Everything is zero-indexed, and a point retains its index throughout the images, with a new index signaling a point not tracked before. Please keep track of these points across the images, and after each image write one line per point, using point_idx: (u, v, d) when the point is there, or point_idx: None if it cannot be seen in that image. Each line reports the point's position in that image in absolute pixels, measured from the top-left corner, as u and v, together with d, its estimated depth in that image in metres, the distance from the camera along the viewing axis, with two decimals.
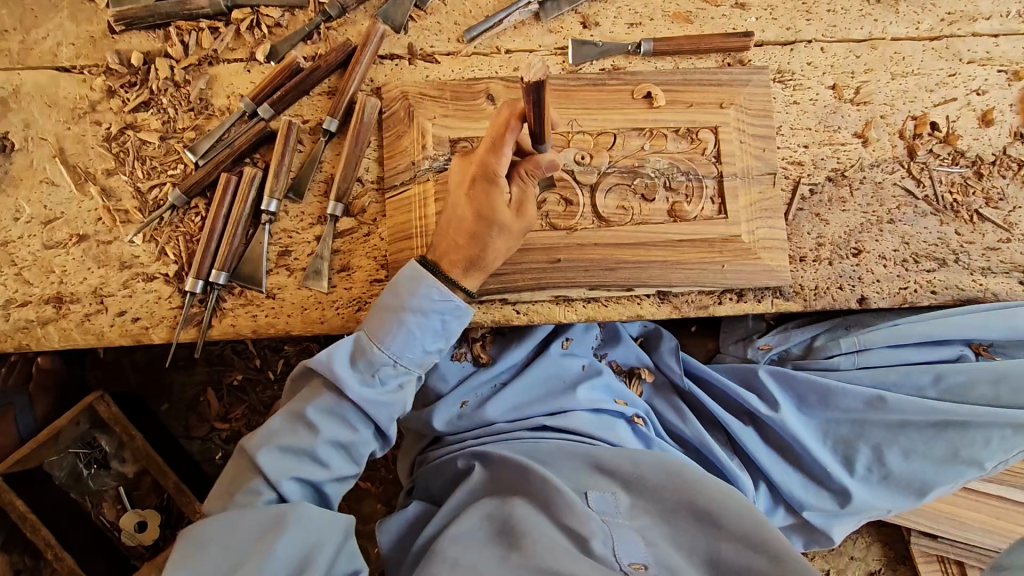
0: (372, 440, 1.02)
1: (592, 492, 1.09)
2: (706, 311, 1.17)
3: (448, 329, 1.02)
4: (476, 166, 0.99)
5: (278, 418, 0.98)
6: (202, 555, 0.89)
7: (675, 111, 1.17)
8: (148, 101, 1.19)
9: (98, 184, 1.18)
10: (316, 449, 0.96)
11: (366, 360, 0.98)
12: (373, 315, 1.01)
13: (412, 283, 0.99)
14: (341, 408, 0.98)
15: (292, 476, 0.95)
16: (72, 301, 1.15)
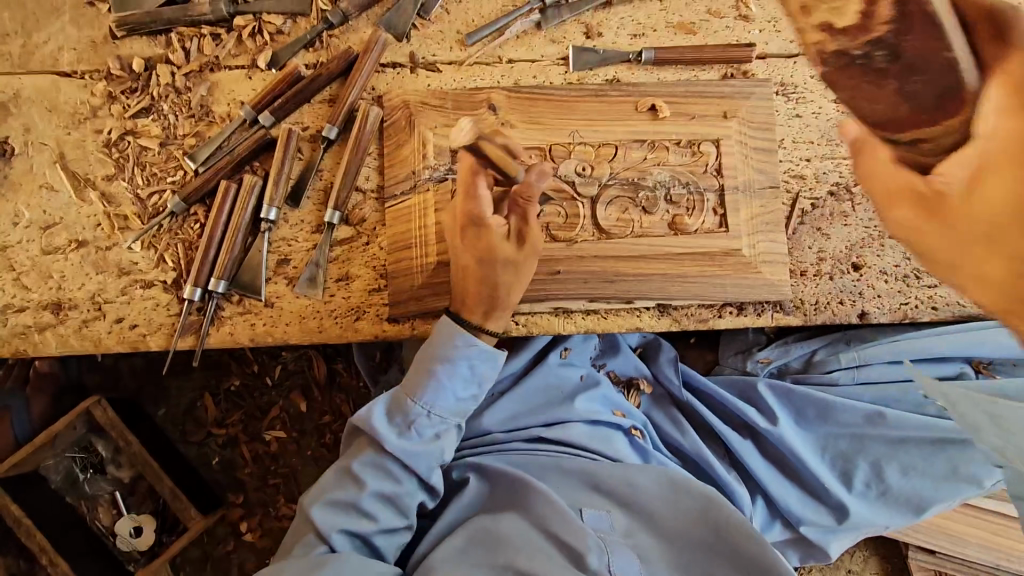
0: (416, 489, 1.03)
1: (587, 509, 1.09)
2: (706, 324, 1.17)
3: (479, 374, 1.04)
4: (461, 217, 1.02)
5: (330, 474, 1.02)
6: None
7: (678, 123, 1.17)
8: (149, 107, 1.19)
9: (98, 190, 1.18)
10: (362, 500, 0.99)
11: (403, 414, 1.02)
12: (407, 372, 1.05)
13: (442, 335, 1.02)
14: (382, 459, 1.01)
15: (342, 530, 0.98)
16: (71, 307, 1.15)
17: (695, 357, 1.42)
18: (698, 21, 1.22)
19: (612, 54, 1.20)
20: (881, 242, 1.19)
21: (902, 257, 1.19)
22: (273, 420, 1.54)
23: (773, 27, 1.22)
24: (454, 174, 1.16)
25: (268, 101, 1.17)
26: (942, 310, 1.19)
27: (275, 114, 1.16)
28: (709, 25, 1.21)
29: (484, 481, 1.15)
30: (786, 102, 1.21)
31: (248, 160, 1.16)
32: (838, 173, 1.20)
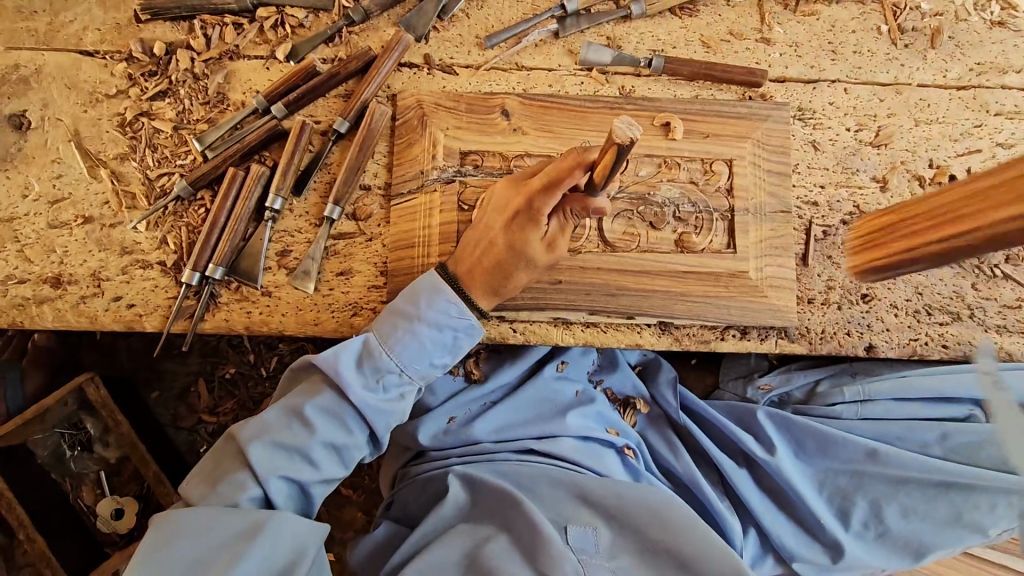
0: (364, 445, 1.00)
1: (572, 527, 1.07)
2: (707, 346, 1.14)
3: (458, 345, 1.02)
4: (522, 199, 0.99)
5: (274, 411, 0.96)
6: (174, 545, 0.88)
7: (692, 141, 1.15)
8: (166, 90, 1.20)
9: (108, 168, 1.19)
10: (309, 448, 0.95)
11: (373, 364, 0.97)
12: (384, 319, 1.00)
13: (430, 295, 0.99)
14: (340, 408, 0.96)
15: (282, 475, 0.93)
16: (71, 283, 1.15)
17: (695, 379, 1.39)
18: (718, 40, 1.22)
19: (626, 57, 1.19)
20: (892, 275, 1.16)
21: (914, 292, 1.16)
22: (263, 412, 1.52)
23: (794, 52, 1.22)
24: (463, 177, 1.15)
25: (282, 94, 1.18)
26: (952, 349, 1.16)
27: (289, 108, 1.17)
28: (729, 46, 1.22)
29: (470, 490, 1.13)
30: (803, 127, 1.20)
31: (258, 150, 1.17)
32: (852, 202, 1.18)
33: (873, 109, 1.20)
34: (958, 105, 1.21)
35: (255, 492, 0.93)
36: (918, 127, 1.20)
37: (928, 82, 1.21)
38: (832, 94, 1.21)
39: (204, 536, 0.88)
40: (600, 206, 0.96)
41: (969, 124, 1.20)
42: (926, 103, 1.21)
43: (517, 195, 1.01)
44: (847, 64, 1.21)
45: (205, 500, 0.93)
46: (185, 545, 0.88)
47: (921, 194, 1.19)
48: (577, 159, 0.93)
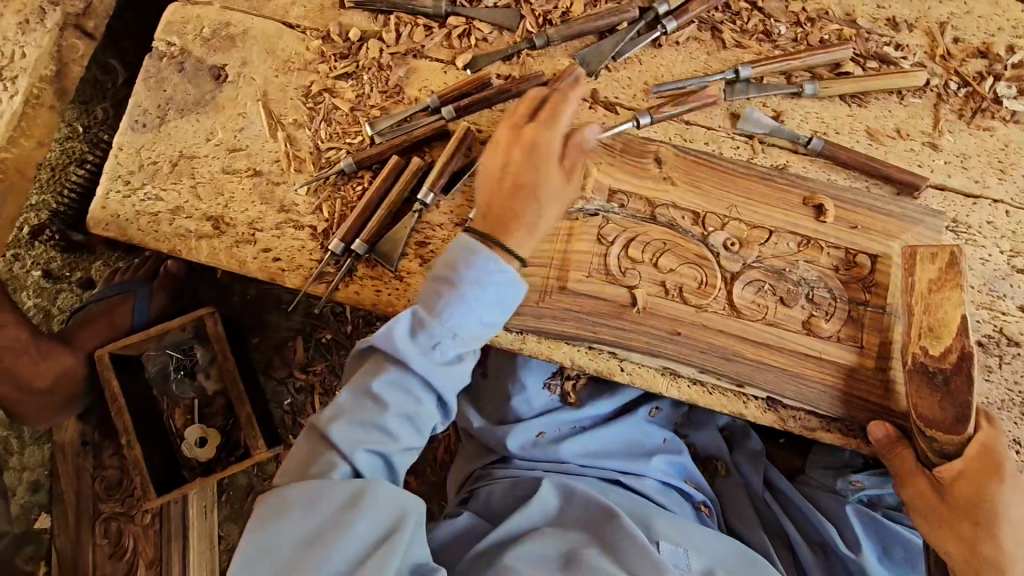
0: (433, 411, 1.04)
1: (665, 543, 1.05)
2: (811, 434, 1.12)
3: (504, 299, 1.05)
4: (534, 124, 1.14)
5: (344, 394, 1.02)
6: (286, 517, 0.95)
7: (839, 229, 1.16)
8: (352, 73, 1.30)
9: (285, 131, 1.29)
10: (384, 422, 0.99)
11: (425, 330, 1.00)
12: (426, 291, 1.04)
13: (466, 257, 1.03)
14: (404, 377, 1.01)
15: (364, 448, 0.99)
16: (229, 226, 1.25)
17: (782, 458, 1.34)
18: (884, 135, 1.22)
19: (785, 131, 1.21)
20: (1020, 410, 1.12)
21: None
22: None
23: (959, 162, 1.21)
24: (607, 212, 1.19)
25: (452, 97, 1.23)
26: None
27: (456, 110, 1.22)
28: (894, 143, 1.22)
29: (560, 497, 1.12)
30: (954, 239, 1.18)
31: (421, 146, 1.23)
32: (993, 325, 1.15)
33: None
34: None
35: (344, 470, 0.99)
36: None
37: None
38: (992, 212, 1.18)
39: (316, 506, 0.95)
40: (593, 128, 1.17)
41: None
42: None
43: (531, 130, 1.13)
44: (1013, 186, 1.20)
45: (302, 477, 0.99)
46: (293, 519, 0.95)
47: None
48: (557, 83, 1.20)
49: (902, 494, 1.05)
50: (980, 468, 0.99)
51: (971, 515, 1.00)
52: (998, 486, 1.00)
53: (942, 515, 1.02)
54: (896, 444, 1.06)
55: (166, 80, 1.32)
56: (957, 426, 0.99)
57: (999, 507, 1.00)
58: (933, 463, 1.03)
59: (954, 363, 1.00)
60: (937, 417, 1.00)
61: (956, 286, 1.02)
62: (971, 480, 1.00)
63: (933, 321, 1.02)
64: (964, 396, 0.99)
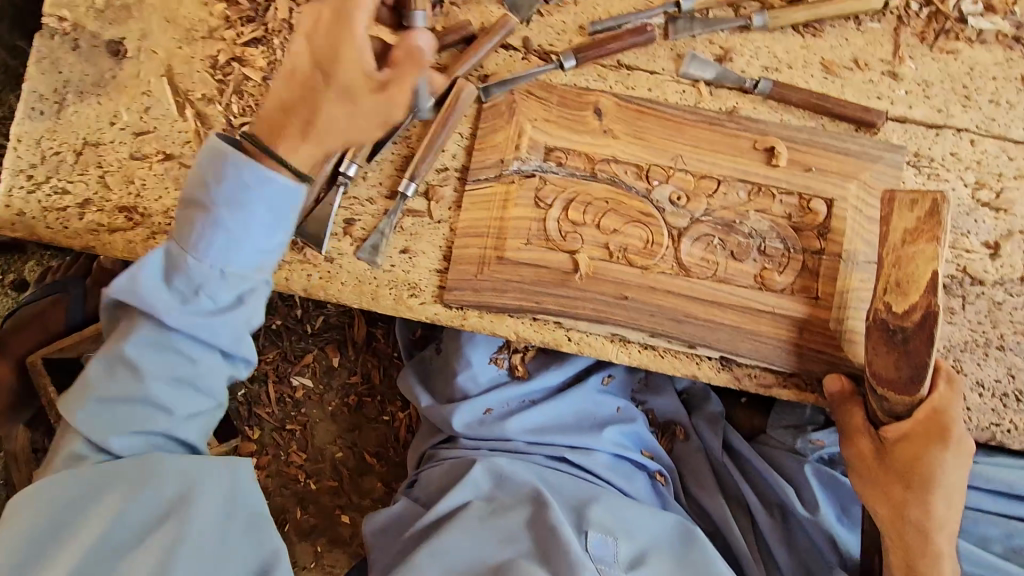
0: (216, 363, 0.94)
1: (593, 533, 1.04)
2: (767, 391, 1.08)
3: (268, 211, 0.92)
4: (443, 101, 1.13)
5: (97, 362, 0.90)
6: (37, 507, 0.85)
7: (792, 173, 1.08)
8: (260, 38, 1.18)
9: (194, 108, 1.19)
10: (145, 390, 0.89)
11: (181, 274, 0.89)
12: (179, 223, 0.92)
13: (214, 162, 0.90)
14: (165, 336, 0.90)
15: (118, 432, 0.89)
16: (144, 217, 1.17)
17: (742, 417, 1.34)
18: (841, 67, 1.13)
19: (731, 74, 1.12)
20: (984, 352, 1.07)
21: (1006, 373, 1.07)
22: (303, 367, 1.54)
23: (922, 91, 1.12)
24: (544, 172, 1.10)
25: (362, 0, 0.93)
26: None
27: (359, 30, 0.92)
28: (851, 74, 1.12)
29: (493, 482, 1.13)
30: (916, 175, 1.10)
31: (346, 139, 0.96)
32: (956, 265, 1.09)
33: (999, 167, 1.10)
34: None
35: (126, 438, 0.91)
36: None
37: None
38: (955, 144, 1.10)
39: (118, 486, 0.88)
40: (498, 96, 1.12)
41: None
42: None
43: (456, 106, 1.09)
44: (979, 113, 1.11)
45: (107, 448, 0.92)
46: (59, 507, 0.85)
47: None
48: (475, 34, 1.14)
49: (847, 451, 1.01)
50: (929, 432, 0.94)
51: (903, 477, 0.97)
52: (939, 453, 0.95)
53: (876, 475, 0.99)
54: (850, 400, 1.01)
55: (60, 61, 1.20)
56: (910, 387, 0.93)
57: (938, 473, 0.95)
58: (882, 422, 0.99)
59: (917, 322, 0.91)
60: (890, 376, 0.93)
61: (933, 237, 0.90)
62: (914, 444, 0.95)
63: (903, 274, 0.91)
64: (923, 356, 0.91)
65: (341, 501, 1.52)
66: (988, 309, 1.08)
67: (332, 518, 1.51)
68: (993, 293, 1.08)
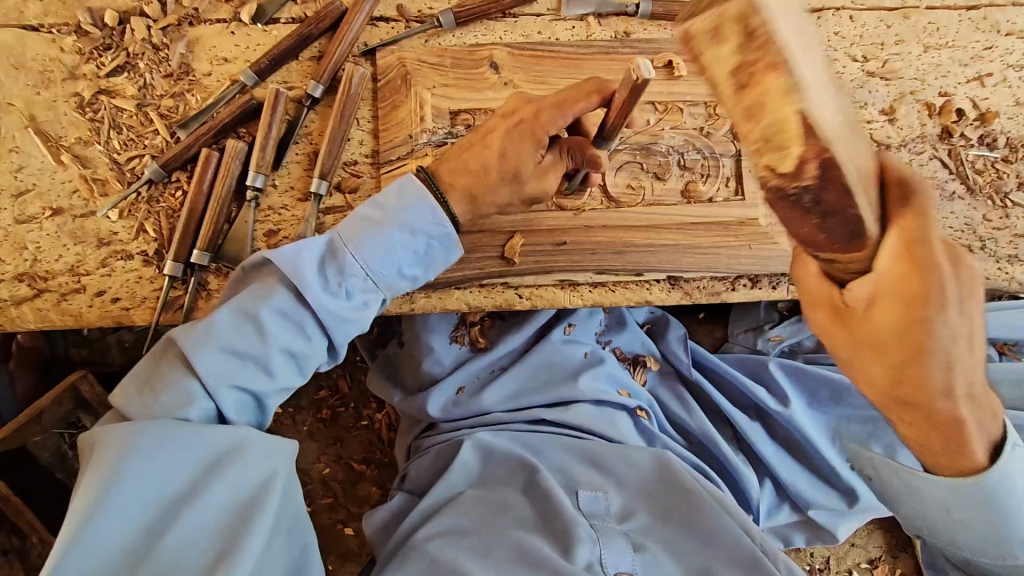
0: (322, 353, 0.95)
1: (583, 491, 1.07)
2: (718, 298, 1.11)
3: (431, 255, 0.97)
4: (530, 112, 0.92)
5: (224, 313, 0.89)
6: (111, 464, 0.80)
7: (694, 84, 1.09)
8: (124, 65, 1.10)
9: (72, 153, 1.10)
10: (264, 355, 0.89)
11: (337, 266, 0.92)
12: (349, 220, 0.94)
13: (407, 198, 0.93)
14: (299, 313, 0.90)
15: (231, 384, 0.88)
16: (48, 280, 1.09)
17: (703, 331, 1.39)
18: None
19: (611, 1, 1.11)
20: None
21: None
22: None
23: None
24: (454, 138, 1.08)
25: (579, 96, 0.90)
26: None
27: (572, 113, 0.90)
28: None
29: (481, 460, 1.12)
30: None
31: (528, 198, 0.97)
32: (861, 138, 1.14)
33: (879, 37, 1.14)
34: (968, 27, 1.15)
35: (208, 409, 0.88)
36: (928, 53, 1.14)
37: (938, 5, 1.15)
38: (837, 23, 1.14)
39: (174, 467, 0.82)
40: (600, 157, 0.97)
41: (980, 47, 1.15)
42: (935, 27, 1.15)
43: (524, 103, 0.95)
44: None
45: (148, 411, 0.87)
46: (128, 462, 0.80)
47: (931, 124, 1.14)
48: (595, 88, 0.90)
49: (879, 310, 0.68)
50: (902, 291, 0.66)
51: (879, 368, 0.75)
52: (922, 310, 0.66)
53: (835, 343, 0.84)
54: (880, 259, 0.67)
55: None
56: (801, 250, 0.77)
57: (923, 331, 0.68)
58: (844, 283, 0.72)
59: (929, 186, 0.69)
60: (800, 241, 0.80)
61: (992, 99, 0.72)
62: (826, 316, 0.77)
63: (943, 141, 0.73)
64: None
65: (340, 515, 1.49)
66: None
67: (335, 535, 1.48)
68: (899, 155, 1.14)
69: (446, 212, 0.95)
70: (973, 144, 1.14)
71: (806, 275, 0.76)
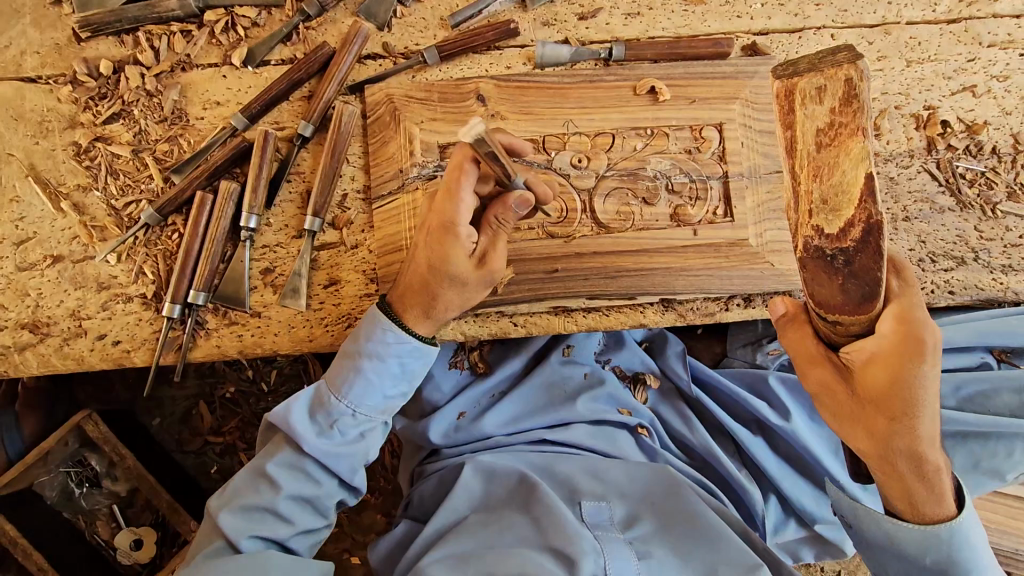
0: (336, 490, 0.98)
1: (586, 502, 1.07)
2: (712, 318, 1.12)
3: (410, 373, 0.99)
4: (436, 216, 0.95)
5: (242, 475, 0.95)
6: None
7: (679, 108, 1.11)
8: (120, 112, 1.12)
9: (70, 200, 1.12)
10: (278, 502, 0.92)
11: (325, 411, 0.95)
12: (332, 365, 0.98)
13: (370, 331, 0.96)
14: (300, 461, 0.94)
15: (253, 534, 0.90)
16: (49, 325, 1.10)
17: (702, 348, 1.39)
18: None
19: (585, 52, 1.12)
20: (892, 226, 1.14)
21: (917, 241, 1.14)
22: None
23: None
24: (444, 171, 1.10)
25: (460, 169, 0.92)
26: (959, 295, 1.14)
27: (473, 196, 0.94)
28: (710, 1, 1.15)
29: (482, 483, 1.12)
30: None
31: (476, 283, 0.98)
32: None
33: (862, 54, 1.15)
34: (950, 40, 1.15)
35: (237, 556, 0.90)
36: (911, 68, 1.15)
37: (919, 19, 1.16)
38: (819, 42, 1.15)
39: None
40: (520, 198, 0.94)
41: (962, 60, 1.15)
42: (917, 41, 1.15)
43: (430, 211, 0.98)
44: (832, 7, 1.15)
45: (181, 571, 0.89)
46: None
47: (918, 137, 1.15)
48: (468, 158, 0.92)
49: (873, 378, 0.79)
50: (896, 349, 0.76)
51: (912, 418, 0.79)
52: (916, 368, 0.76)
53: (851, 412, 0.85)
54: (795, 321, 0.90)
55: None
56: (862, 307, 0.77)
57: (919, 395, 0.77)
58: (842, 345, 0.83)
59: (857, 239, 0.75)
60: (836, 301, 0.79)
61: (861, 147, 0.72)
62: (883, 366, 0.78)
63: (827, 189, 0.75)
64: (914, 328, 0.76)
65: (345, 544, 1.49)
66: (886, 186, 1.15)
67: (342, 563, 1.49)
68: (886, 170, 1.15)
69: (410, 331, 0.97)
70: (960, 155, 1.15)
71: (796, 335, 0.89)
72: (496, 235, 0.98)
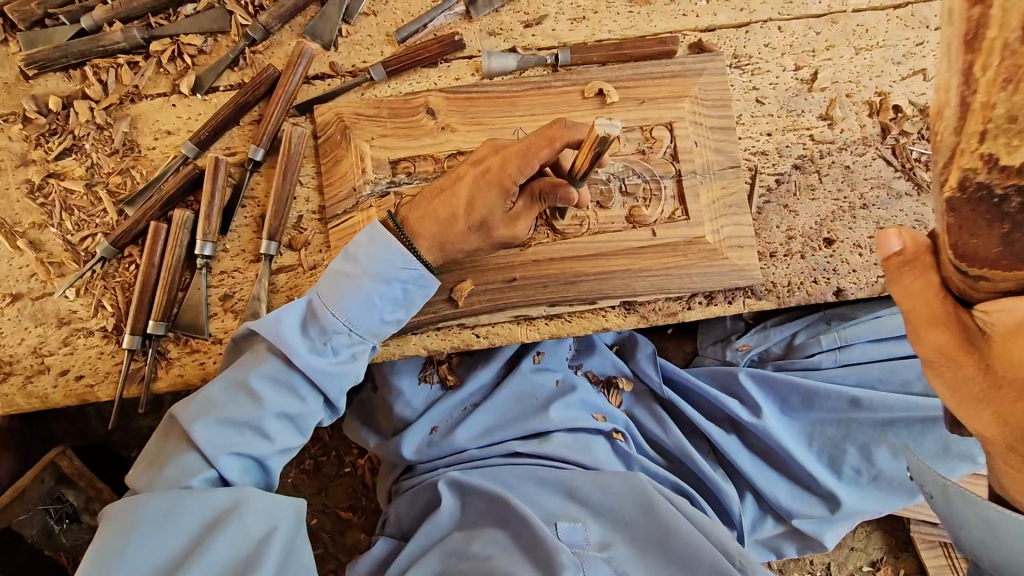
0: (320, 410, 0.96)
1: (562, 523, 1.07)
2: (676, 318, 1.11)
3: (410, 298, 0.97)
4: (500, 162, 0.91)
5: (218, 386, 0.91)
6: (120, 545, 0.82)
7: (628, 109, 1.10)
8: (71, 147, 1.12)
9: (26, 238, 1.12)
10: (260, 420, 0.90)
11: (319, 326, 0.92)
12: (326, 279, 0.94)
13: (371, 248, 0.93)
14: (289, 375, 0.91)
15: (231, 451, 0.89)
16: (12, 364, 1.10)
17: (673, 346, 1.39)
18: None
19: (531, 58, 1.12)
20: (851, 215, 1.14)
21: (876, 227, 1.14)
22: None
23: None
24: (396, 187, 1.10)
25: (549, 135, 0.88)
26: None
27: (537, 161, 0.89)
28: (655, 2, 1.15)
29: (458, 501, 1.12)
30: (741, 76, 1.15)
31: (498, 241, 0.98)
32: (802, 146, 1.15)
33: (810, 44, 1.15)
34: (897, 25, 1.15)
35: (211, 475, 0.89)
36: (859, 55, 1.15)
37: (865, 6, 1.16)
38: (765, 35, 1.15)
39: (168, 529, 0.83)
40: (571, 193, 0.95)
41: (911, 44, 1.15)
42: (864, 29, 1.15)
43: (495, 153, 0.94)
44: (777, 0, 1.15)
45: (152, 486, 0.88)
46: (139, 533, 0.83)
47: (871, 124, 1.15)
48: (565, 130, 0.87)
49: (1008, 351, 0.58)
50: None
51: None
52: None
53: (976, 393, 0.63)
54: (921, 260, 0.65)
55: None
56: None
57: None
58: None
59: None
60: (990, 255, 0.55)
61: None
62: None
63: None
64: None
65: (331, 565, 1.48)
66: (842, 175, 1.15)
67: None
68: (841, 159, 1.15)
69: (415, 255, 0.95)
70: (915, 140, 1.15)
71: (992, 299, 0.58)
72: (536, 204, 0.96)
